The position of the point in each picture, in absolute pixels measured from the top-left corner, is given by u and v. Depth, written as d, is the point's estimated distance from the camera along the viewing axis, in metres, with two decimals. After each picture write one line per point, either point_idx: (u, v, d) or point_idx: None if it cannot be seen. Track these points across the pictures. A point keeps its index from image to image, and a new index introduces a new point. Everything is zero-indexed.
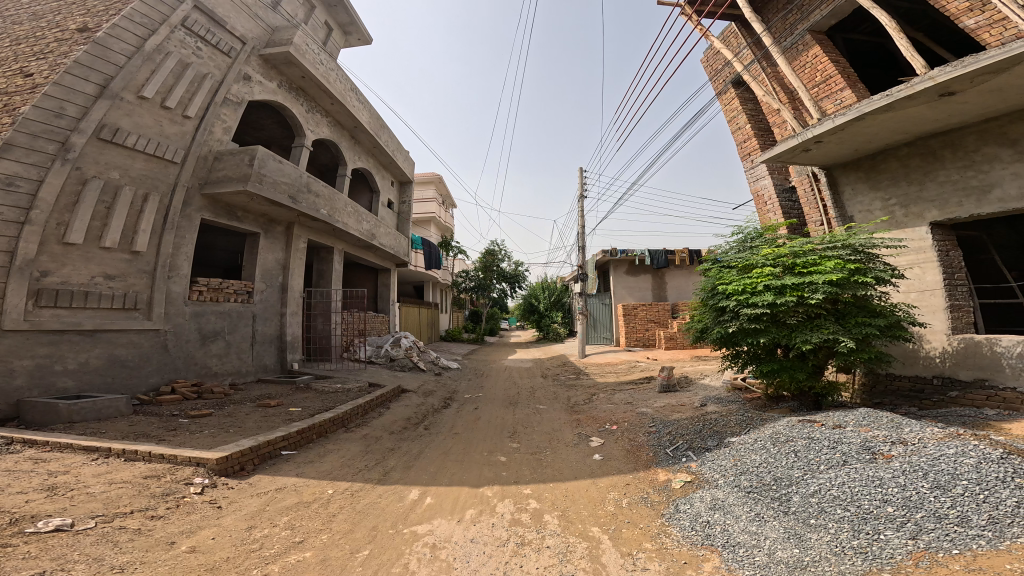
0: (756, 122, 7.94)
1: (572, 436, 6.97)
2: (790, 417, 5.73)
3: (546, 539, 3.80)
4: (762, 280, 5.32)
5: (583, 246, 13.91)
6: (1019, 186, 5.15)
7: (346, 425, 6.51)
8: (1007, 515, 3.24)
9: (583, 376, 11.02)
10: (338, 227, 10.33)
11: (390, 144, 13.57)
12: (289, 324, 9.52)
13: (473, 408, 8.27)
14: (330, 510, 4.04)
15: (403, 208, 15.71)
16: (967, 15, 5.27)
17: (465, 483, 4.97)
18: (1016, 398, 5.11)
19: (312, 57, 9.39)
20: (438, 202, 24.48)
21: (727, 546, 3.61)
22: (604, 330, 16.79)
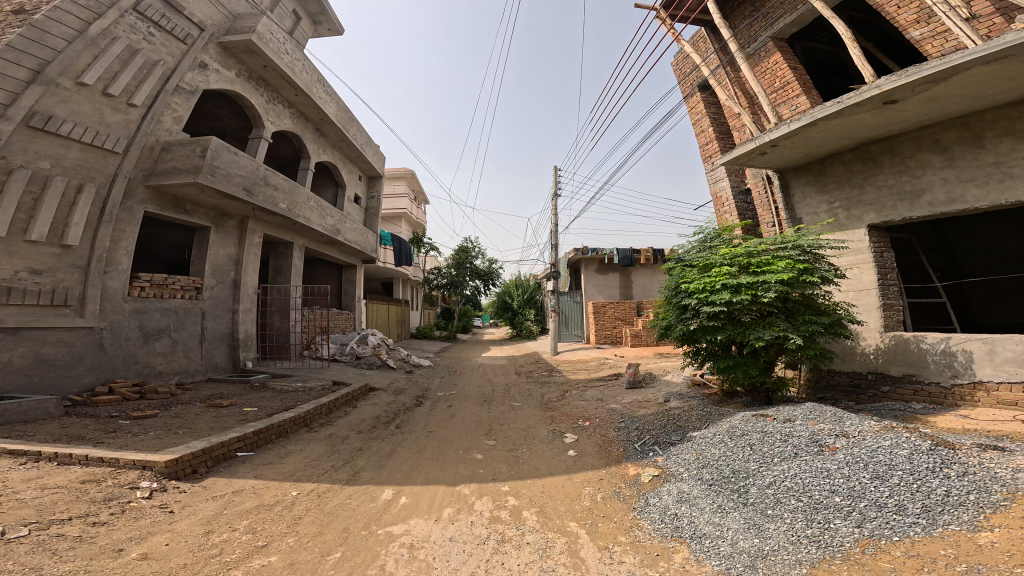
0: (718, 125, 8.17)
1: (546, 433, 7.02)
2: (744, 412, 5.95)
3: (524, 537, 3.83)
4: (719, 280, 5.50)
5: (556, 245, 13.99)
6: (947, 191, 5.50)
7: (308, 425, 6.37)
8: (938, 503, 3.49)
9: (555, 374, 11.11)
10: (299, 222, 10.08)
11: (358, 137, 13.32)
12: (242, 321, 9.26)
13: (446, 406, 8.24)
14: (295, 512, 3.98)
15: (372, 203, 15.46)
16: (913, 26, 5.46)
17: (442, 482, 4.95)
18: (938, 392, 5.49)
19: (276, 47, 9.09)
20: (411, 199, 24.14)
21: (694, 537, 3.75)
22: (576, 328, 17.02)
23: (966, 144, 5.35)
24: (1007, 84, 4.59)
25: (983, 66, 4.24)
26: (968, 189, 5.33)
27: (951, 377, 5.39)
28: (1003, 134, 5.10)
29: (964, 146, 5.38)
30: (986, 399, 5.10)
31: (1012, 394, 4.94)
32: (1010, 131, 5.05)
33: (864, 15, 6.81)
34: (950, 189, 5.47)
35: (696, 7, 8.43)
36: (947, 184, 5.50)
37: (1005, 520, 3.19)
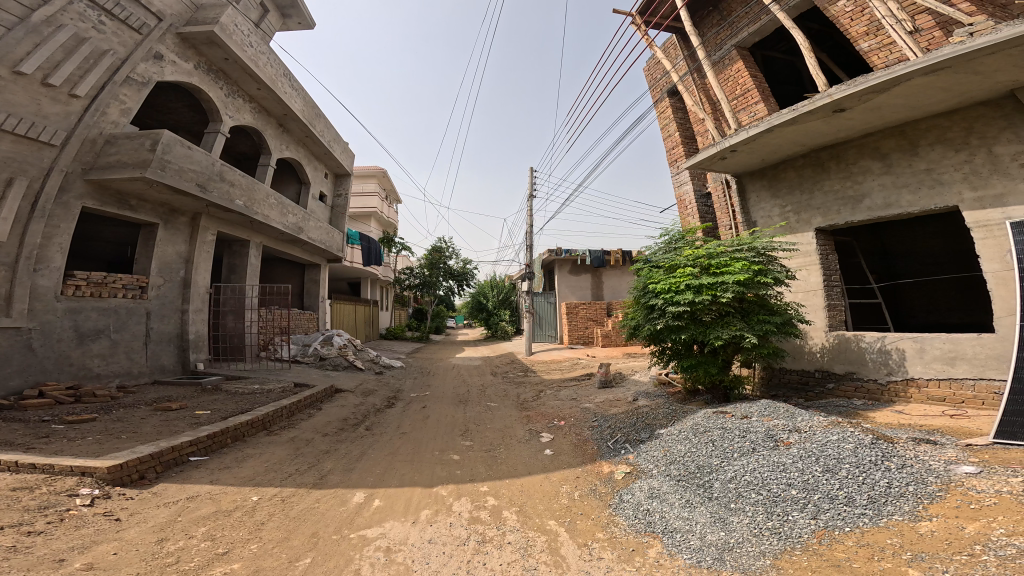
0: (684, 130, 8.37)
1: (523, 433, 7.04)
2: (706, 409, 6.11)
3: (506, 536, 3.84)
4: (683, 280, 5.65)
5: (531, 246, 14.06)
6: (884, 197, 5.79)
7: (267, 428, 6.22)
8: (883, 494, 3.66)
9: (531, 374, 11.15)
10: (256, 219, 9.85)
11: (325, 134, 13.13)
12: (192, 321, 9.00)
13: (420, 407, 8.14)
14: (257, 518, 3.87)
15: (338, 201, 15.22)
16: (862, 38, 5.71)
17: (418, 484, 4.91)
18: (875, 388, 5.78)
19: (239, 39, 8.86)
20: (382, 198, 23.79)
21: (666, 532, 3.84)
22: (549, 328, 17.13)
23: (902, 152, 5.63)
24: (940, 95, 4.86)
25: (921, 77, 4.45)
26: (902, 195, 5.62)
27: (886, 374, 5.68)
28: (934, 143, 5.40)
29: (900, 154, 5.65)
30: (917, 395, 5.40)
31: (940, 390, 5.23)
32: (941, 140, 5.34)
33: (820, 26, 7.10)
34: (886, 194, 5.76)
35: (670, 16, 8.65)
36: (884, 190, 5.78)
37: (942, 509, 3.36)
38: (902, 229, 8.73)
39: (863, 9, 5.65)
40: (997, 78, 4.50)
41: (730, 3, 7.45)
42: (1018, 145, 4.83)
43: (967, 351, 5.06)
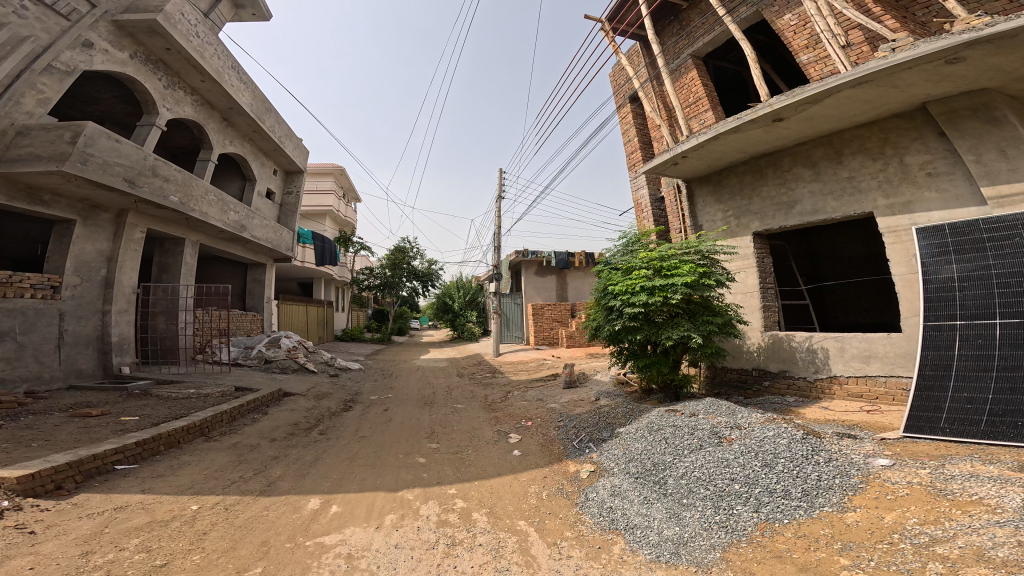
0: (643, 135, 8.57)
1: (491, 434, 7.01)
2: (659, 408, 6.27)
3: (477, 538, 3.82)
4: (638, 282, 5.80)
5: (498, 247, 14.06)
6: (813, 203, 6.09)
7: (205, 434, 5.96)
8: (816, 486, 3.81)
9: (498, 375, 11.15)
10: (193, 216, 9.46)
11: (276, 129, 12.70)
12: (115, 323, 8.51)
13: (381, 409, 7.99)
14: (199, 528, 3.69)
15: (287, 199, 14.72)
16: (803, 51, 6.00)
17: (380, 489, 4.80)
18: (805, 385, 6.06)
19: (185, 29, 8.52)
20: (338, 196, 23.18)
21: (628, 528, 3.90)
22: (516, 329, 17.13)
23: (829, 161, 5.93)
24: (863, 107, 5.14)
25: (849, 90, 4.71)
26: (829, 201, 5.92)
27: (814, 371, 5.97)
28: (856, 153, 5.70)
29: (828, 162, 5.95)
30: (840, 391, 5.68)
31: (858, 386, 5.52)
32: (862, 150, 5.65)
33: (767, 38, 7.39)
34: (815, 201, 6.06)
35: (634, 24, 8.87)
36: (813, 197, 6.07)
37: (864, 501, 3.53)
38: (823, 234, 9.36)
39: (805, 23, 5.93)
40: (911, 92, 4.80)
41: (689, 14, 7.71)
42: (924, 155, 5.19)
43: (878, 349, 5.38)
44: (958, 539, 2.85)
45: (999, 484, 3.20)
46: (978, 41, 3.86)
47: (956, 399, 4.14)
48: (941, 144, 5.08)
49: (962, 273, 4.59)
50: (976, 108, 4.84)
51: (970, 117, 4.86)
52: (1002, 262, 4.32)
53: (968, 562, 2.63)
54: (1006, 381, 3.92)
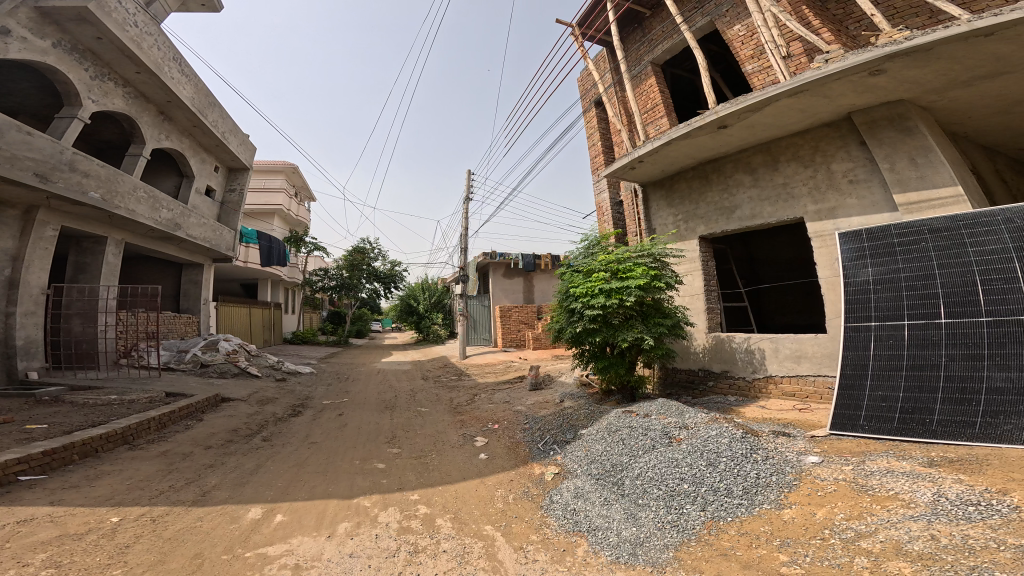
0: (606, 140, 8.69)
1: (456, 437, 6.79)
2: (618, 409, 6.35)
3: (443, 545, 3.71)
4: (597, 285, 5.88)
5: (464, 249, 13.97)
6: (752, 208, 6.27)
7: (128, 442, 5.56)
8: (757, 483, 3.90)
9: (464, 377, 11.03)
10: (117, 213, 8.94)
11: (220, 125, 12.17)
12: (20, 325, 7.91)
13: (335, 414, 7.72)
14: (120, 541, 3.43)
15: (230, 196, 13.98)
16: (748, 61, 6.21)
17: (334, 496, 4.55)
18: (744, 385, 6.22)
19: (120, 18, 8.11)
20: (289, 195, 22.31)
21: (591, 530, 3.87)
22: (483, 331, 16.73)
23: (767, 167, 6.13)
24: (797, 116, 5.35)
25: (787, 99, 4.89)
26: (765, 206, 6.13)
27: (752, 371, 6.13)
28: (790, 160, 5.93)
29: (765, 169, 6.15)
30: (775, 391, 5.88)
31: (791, 386, 5.73)
32: (795, 158, 5.87)
33: (719, 48, 7.65)
34: (754, 206, 6.25)
35: (601, 31, 9.01)
36: (752, 202, 6.27)
37: (798, 497, 3.62)
38: (762, 237, 9.71)
39: (751, 34, 6.16)
40: (838, 103, 5.03)
41: (651, 22, 7.91)
42: (848, 163, 5.44)
43: (807, 350, 5.62)
44: (880, 533, 2.94)
45: (912, 479, 3.35)
46: (897, 54, 4.08)
47: (872, 397, 4.34)
48: (862, 152, 5.34)
49: (877, 276, 4.86)
50: (892, 118, 5.10)
51: (887, 127, 5.13)
52: (911, 266, 4.64)
53: (889, 555, 2.72)
54: (914, 379, 4.17)
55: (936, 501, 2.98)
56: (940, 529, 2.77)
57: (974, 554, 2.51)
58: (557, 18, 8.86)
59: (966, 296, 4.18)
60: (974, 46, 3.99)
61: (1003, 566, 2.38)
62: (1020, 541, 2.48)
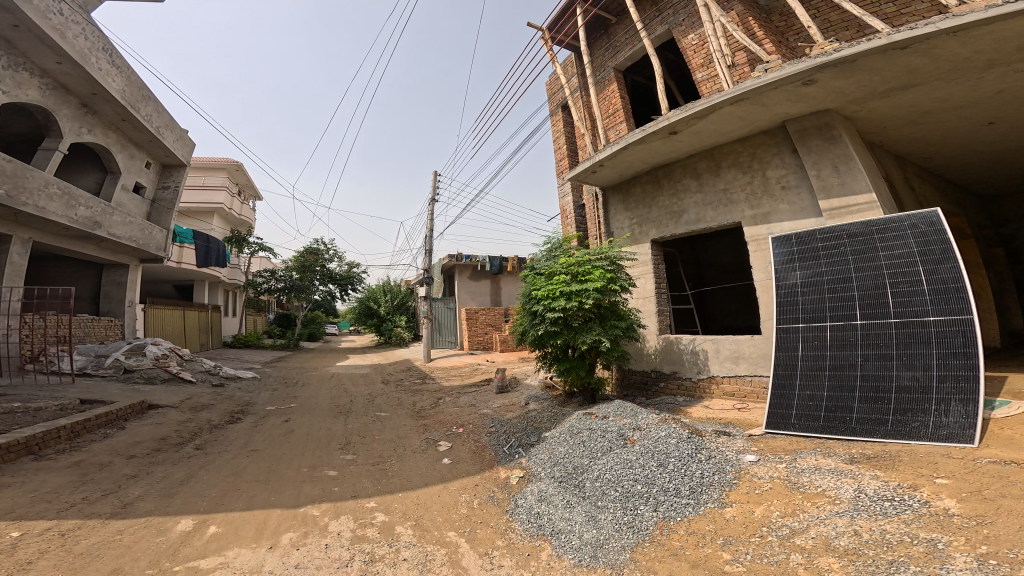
0: (571, 143, 8.78)
1: (419, 442, 6.51)
2: (579, 411, 6.37)
3: (401, 554, 3.55)
4: (557, 287, 5.88)
5: (429, 251, 13.80)
6: (697, 213, 6.44)
7: (36, 452, 5.05)
8: (704, 482, 3.96)
9: (427, 381, 10.83)
10: (25, 210, 8.32)
11: (154, 119, 11.40)
12: None
13: (280, 420, 7.35)
14: (20, 558, 3.11)
15: (163, 194, 12.97)
16: (699, 69, 6.41)
17: (277, 506, 4.25)
18: (691, 385, 6.35)
19: (41, 4, 7.55)
20: (231, 193, 21.39)
21: (554, 533, 3.80)
22: (449, 334, 16.61)
23: (711, 173, 6.31)
24: (739, 124, 5.54)
25: (730, 106, 5.07)
26: (708, 211, 6.31)
27: (697, 372, 6.27)
28: (731, 166, 6.11)
29: (709, 174, 6.33)
30: (717, 391, 6.04)
31: (732, 386, 5.91)
32: (736, 164, 6.07)
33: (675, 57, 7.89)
34: (699, 211, 6.41)
35: (569, 35, 9.10)
36: (698, 206, 6.44)
37: (738, 496, 3.69)
38: (706, 242, 10.01)
39: (702, 44, 6.36)
40: (774, 111, 5.25)
41: (614, 29, 8.08)
42: (782, 170, 5.66)
43: (744, 351, 5.80)
44: (811, 529, 3.00)
45: (836, 476, 3.51)
46: (827, 65, 4.30)
47: (802, 397, 4.55)
48: (793, 159, 5.56)
49: (804, 278, 5.07)
50: (820, 127, 5.31)
51: (815, 136, 5.34)
52: (832, 269, 4.87)
53: (820, 551, 2.78)
54: (836, 378, 4.43)
55: (857, 498, 3.13)
56: (862, 524, 2.87)
57: (891, 548, 2.59)
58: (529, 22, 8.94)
59: (877, 300, 4.45)
60: (892, 59, 4.22)
61: (917, 558, 2.46)
62: (931, 533, 2.60)
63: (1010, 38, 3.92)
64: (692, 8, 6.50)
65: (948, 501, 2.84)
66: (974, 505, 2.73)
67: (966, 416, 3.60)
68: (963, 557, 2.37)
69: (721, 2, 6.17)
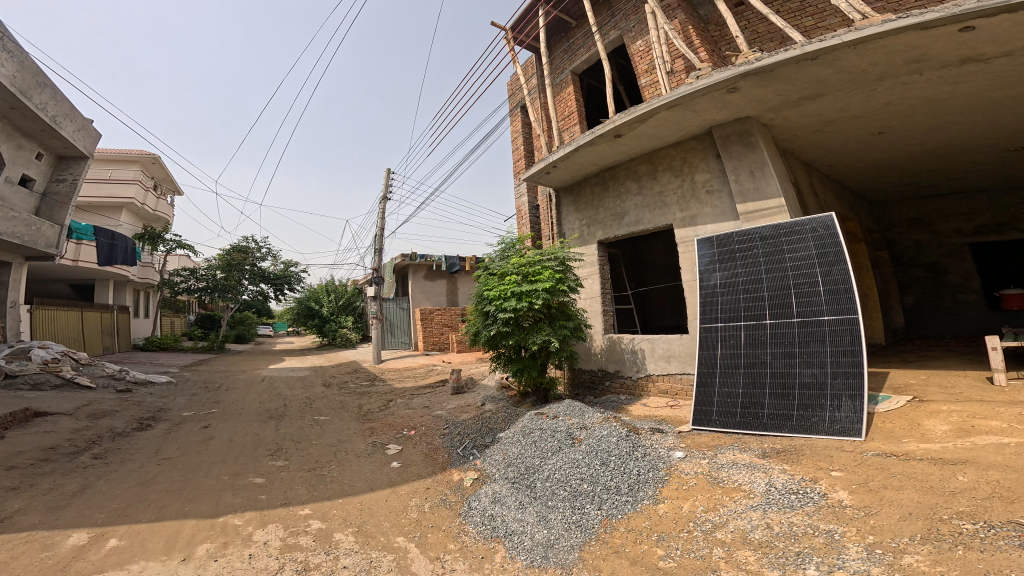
0: (528, 144, 8.80)
1: (364, 446, 6.22)
2: (532, 411, 6.31)
3: (340, 562, 3.34)
4: (508, 287, 5.83)
5: (380, 250, 13.42)
6: (638, 215, 6.59)
7: None
8: (645, 478, 3.99)
9: (376, 383, 10.50)
10: None
11: (49, 107, 10.31)
12: None
13: (197, 427, 6.78)
14: None
15: (58, 187, 11.76)
16: (644, 74, 6.59)
17: (191, 516, 3.89)
18: (631, 384, 6.50)
19: None
20: (145, 187, 20.01)
21: (508, 534, 3.68)
22: (402, 334, 16.28)
23: (649, 176, 6.47)
24: (674, 129, 5.72)
25: (667, 111, 5.22)
26: (646, 213, 6.48)
27: (638, 371, 6.40)
28: (666, 170, 6.28)
29: (648, 177, 6.48)
30: (654, 389, 6.22)
31: (667, 384, 6.09)
32: (670, 168, 6.24)
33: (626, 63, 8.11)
34: (639, 213, 6.57)
35: (530, 35, 9.09)
36: (638, 209, 6.59)
37: (669, 492, 3.73)
38: (645, 243, 10.32)
39: (648, 50, 6.54)
40: (703, 118, 5.45)
41: (572, 32, 8.19)
42: (708, 174, 5.85)
43: (675, 350, 5.99)
44: (729, 523, 3.07)
45: (751, 470, 3.67)
46: (749, 74, 4.51)
47: (721, 393, 4.74)
48: (717, 164, 5.77)
49: (723, 280, 5.28)
50: (739, 134, 5.53)
51: (736, 141, 5.55)
52: (747, 271, 5.08)
53: (738, 544, 2.84)
54: (749, 376, 4.65)
55: (768, 492, 3.26)
56: (772, 517, 2.97)
57: (797, 540, 2.69)
58: (494, 22, 8.90)
59: (782, 300, 4.71)
60: (805, 68, 4.47)
61: (818, 550, 2.56)
62: (828, 525, 2.74)
63: (899, 52, 4.23)
64: (641, 15, 6.65)
65: (841, 493, 3.03)
66: (863, 497, 2.92)
67: (854, 411, 3.91)
68: (855, 547, 2.48)
69: (666, 11, 6.37)
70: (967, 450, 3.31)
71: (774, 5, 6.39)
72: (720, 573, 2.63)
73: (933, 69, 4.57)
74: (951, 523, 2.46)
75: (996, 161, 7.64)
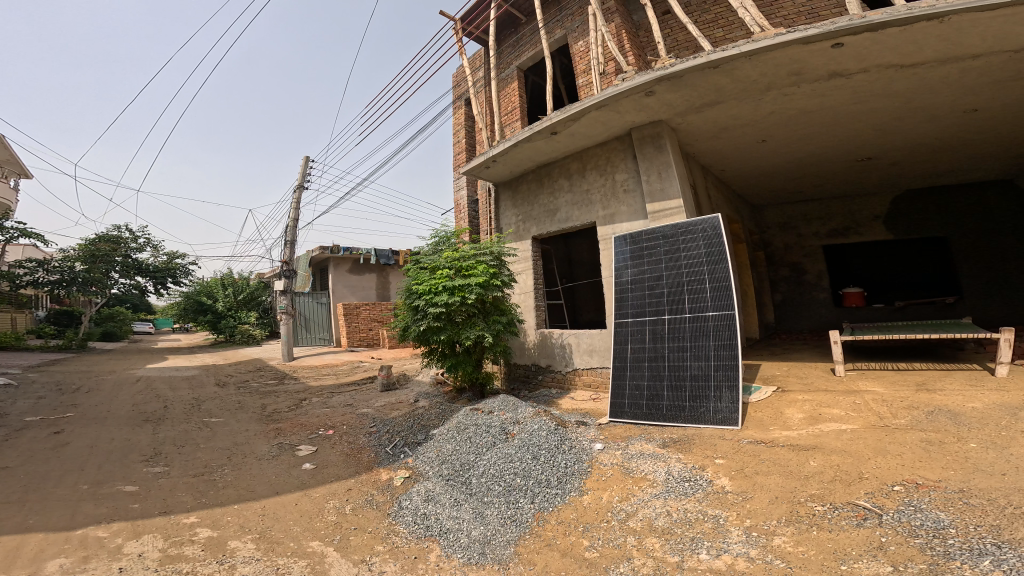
0: (470, 137, 8.70)
1: (270, 448, 5.67)
2: (467, 407, 6.20)
3: (237, 570, 3.00)
4: (440, 282, 5.67)
5: (292, 240, 12.42)
6: (568, 212, 6.78)
7: None
8: (573, 470, 4.06)
9: (287, 382, 9.68)
10: None
11: None
12: None
13: (46, 433, 5.68)
14: None
15: None
16: (583, 74, 6.82)
17: (36, 530, 3.27)
18: (561, 378, 6.68)
19: None
20: None
21: (442, 532, 3.54)
22: (319, 330, 15.27)
23: (578, 174, 6.67)
24: (602, 130, 5.96)
25: (596, 111, 5.42)
26: (575, 210, 6.68)
27: (567, 365, 6.58)
28: (592, 169, 6.52)
29: (578, 175, 6.68)
30: (579, 381, 6.45)
31: (591, 377, 6.35)
32: (596, 168, 6.49)
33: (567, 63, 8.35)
34: (569, 210, 6.75)
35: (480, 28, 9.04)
36: (568, 206, 6.77)
37: (592, 483, 3.84)
38: (575, 241, 10.68)
39: (586, 52, 6.76)
40: (625, 119, 5.72)
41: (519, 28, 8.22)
42: (627, 175, 6.15)
43: (597, 344, 6.26)
44: (639, 512, 3.23)
45: (655, 459, 3.93)
46: (665, 78, 4.82)
47: (632, 385, 5.04)
48: (634, 164, 6.09)
49: (633, 277, 5.62)
50: (652, 136, 5.89)
51: (649, 143, 5.90)
52: (652, 269, 5.43)
53: (646, 533, 2.99)
54: (653, 369, 4.96)
55: (667, 480, 3.49)
56: (671, 504, 3.18)
57: (691, 526, 2.90)
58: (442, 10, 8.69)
59: (677, 296, 5.10)
60: (707, 75, 4.87)
61: (707, 534, 2.77)
62: (715, 510, 2.99)
63: (784, 64, 4.77)
64: (585, 16, 6.85)
65: (723, 479, 3.32)
66: (741, 482, 3.24)
67: (732, 401, 4.34)
68: (736, 530, 2.74)
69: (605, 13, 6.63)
70: (814, 436, 3.83)
71: (693, 15, 6.96)
72: (632, 560, 2.76)
73: (808, 82, 5.23)
74: (807, 505, 2.83)
75: (863, 171, 8.99)
